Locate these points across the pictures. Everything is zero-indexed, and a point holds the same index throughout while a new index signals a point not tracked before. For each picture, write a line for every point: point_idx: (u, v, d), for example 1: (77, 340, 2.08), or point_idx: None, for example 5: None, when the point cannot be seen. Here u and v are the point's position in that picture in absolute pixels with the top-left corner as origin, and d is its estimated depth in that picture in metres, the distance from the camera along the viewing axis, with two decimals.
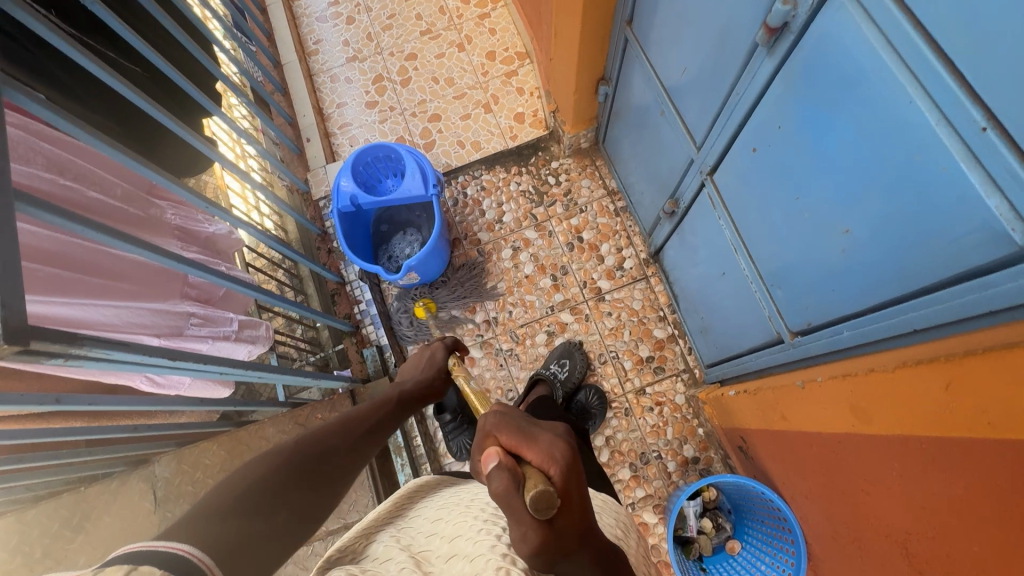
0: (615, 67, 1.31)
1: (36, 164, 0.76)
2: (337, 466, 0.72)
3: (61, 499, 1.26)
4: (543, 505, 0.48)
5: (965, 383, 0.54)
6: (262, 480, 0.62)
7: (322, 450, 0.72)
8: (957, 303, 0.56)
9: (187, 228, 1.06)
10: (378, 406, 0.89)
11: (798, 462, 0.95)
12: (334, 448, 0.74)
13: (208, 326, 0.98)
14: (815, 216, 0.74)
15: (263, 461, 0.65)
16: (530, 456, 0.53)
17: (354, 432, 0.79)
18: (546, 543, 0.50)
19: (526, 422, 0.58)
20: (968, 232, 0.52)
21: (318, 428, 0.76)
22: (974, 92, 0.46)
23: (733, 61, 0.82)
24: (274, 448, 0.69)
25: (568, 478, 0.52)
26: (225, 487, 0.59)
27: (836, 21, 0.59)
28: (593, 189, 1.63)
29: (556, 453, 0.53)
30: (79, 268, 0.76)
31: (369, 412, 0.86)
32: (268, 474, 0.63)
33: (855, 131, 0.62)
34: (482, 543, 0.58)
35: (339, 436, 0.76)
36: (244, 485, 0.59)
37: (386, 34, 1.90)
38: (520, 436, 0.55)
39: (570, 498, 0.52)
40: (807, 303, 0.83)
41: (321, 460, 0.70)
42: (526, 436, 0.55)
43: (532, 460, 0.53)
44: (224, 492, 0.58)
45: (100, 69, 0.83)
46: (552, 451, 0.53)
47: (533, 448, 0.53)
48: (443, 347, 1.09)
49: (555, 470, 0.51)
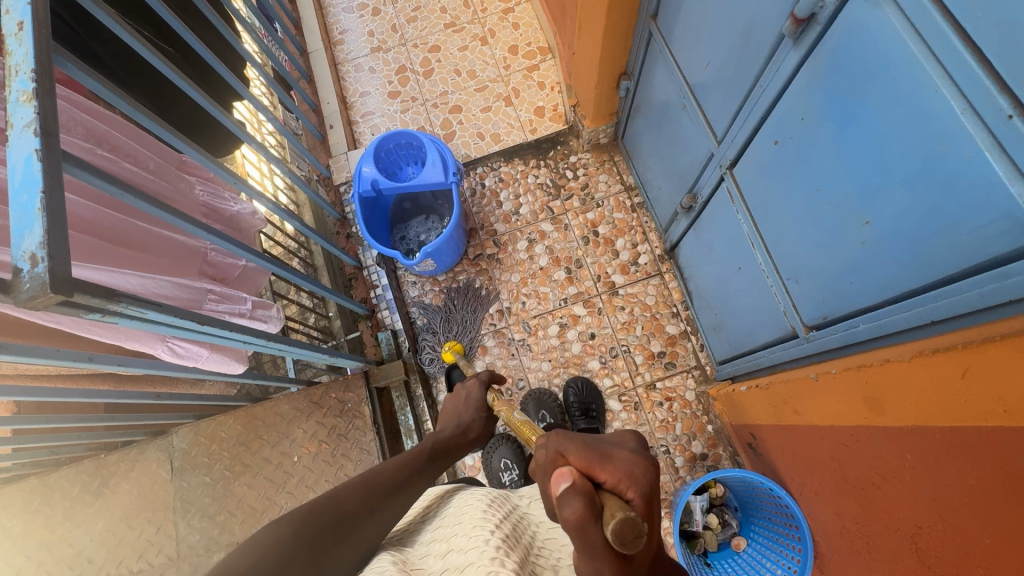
0: (638, 62, 1.32)
1: (76, 134, 0.79)
2: (357, 531, 0.68)
3: (82, 465, 1.29)
4: (630, 536, 0.43)
5: (981, 371, 0.54)
6: (270, 551, 0.60)
7: (337, 516, 0.68)
8: (976, 293, 0.56)
9: (214, 205, 1.08)
10: (410, 458, 0.88)
11: (808, 457, 0.95)
12: (353, 512, 0.70)
13: (225, 302, 0.94)
14: (836, 208, 0.74)
15: (275, 530, 0.64)
16: (607, 478, 0.49)
17: (379, 491, 0.76)
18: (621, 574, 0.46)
19: (594, 441, 0.54)
20: (990, 221, 0.52)
21: (336, 491, 0.73)
22: (1002, 81, 0.47)
23: (758, 54, 0.82)
24: (286, 516, 0.68)
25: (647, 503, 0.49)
26: (230, 559, 0.59)
27: (864, 12, 0.59)
28: (611, 184, 1.64)
29: (634, 475, 0.50)
30: (113, 234, 0.78)
31: (392, 471, 0.82)
32: (276, 543, 0.62)
33: (880, 122, 0.62)
34: (472, 550, 0.59)
35: (358, 498, 0.73)
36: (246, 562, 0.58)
37: (411, 26, 1.92)
38: (596, 456, 0.51)
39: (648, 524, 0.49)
40: (824, 297, 0.83)
41: (337, 527, 0.67)
42: (602, 456, 0.51)
43: (608, 482, 0.49)
44: (228, 566, 0.57)
45: (141, 47, 0.86)
46: (631, 474, 0.50)
47: (610, 470, 0.50)
48: (480, 386, 1.16)
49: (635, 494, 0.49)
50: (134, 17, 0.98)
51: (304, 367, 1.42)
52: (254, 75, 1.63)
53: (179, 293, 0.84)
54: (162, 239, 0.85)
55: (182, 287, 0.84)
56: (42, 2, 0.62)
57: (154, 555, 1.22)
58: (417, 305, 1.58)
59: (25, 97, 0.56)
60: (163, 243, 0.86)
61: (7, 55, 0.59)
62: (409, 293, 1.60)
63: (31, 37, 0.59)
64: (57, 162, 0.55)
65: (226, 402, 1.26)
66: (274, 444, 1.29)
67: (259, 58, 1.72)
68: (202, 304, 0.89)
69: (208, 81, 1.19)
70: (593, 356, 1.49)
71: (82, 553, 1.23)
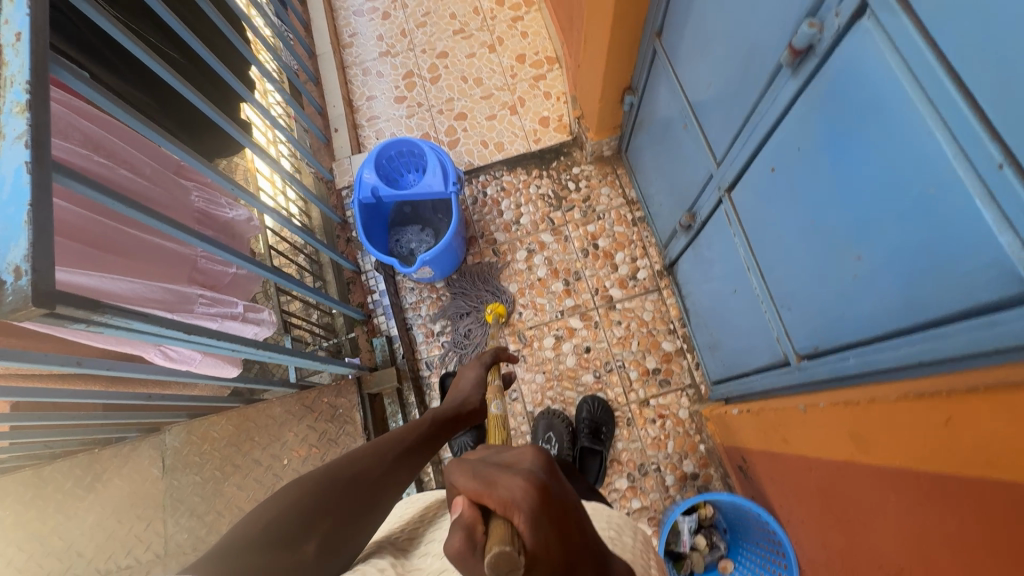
0: (642, 77, 1.31)
1: (72, 139, 0.82)
2: (370, 491, 0.73)
3: (76, 459, 1.31)
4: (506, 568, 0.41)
5: (964, 422, 0.53)
6: (294, 505, 0.65)
7: (352, 475, 0.73)
8: (963, 339, 0.55)
9: (209, 211, 1.11)
10: (413, 426, 0.89)
11: (795, 485, 0.94)
12: (367, 471, 0.75)
13: (217, 307, 0.95)
14: (829, 240, 0.73)
15: (298, 486, 0.69)
16: (493, 505, 0.46)
17: (384, 462, 0.78)
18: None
19: (489, 467, 0.52)
20: (979, 268, 0.51)
21: (351, 453, 0.77)
22: (994, 129, 0.46)
23: (759, 79, 0.81)
24: (306, 472, 0.72)
25: (536, 528, 0.45)
26: (257, 514, 0.63)
27: (860, 47, 0.59)
28: (613, 198, 1.63)
29: (519, 498, 0.46)
30: (105, 242, 0.79)
31: (401, 437, 0.84)
32: (299, 498, 0.66)
33: (872, 158, 0.62)
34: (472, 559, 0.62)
35: (371, 459, 0.77)
36: (271, 516, 0.63)
37: (420, 31, 1.93)
38: (480, 482, 0.48)
39: (546, 548, 0.45)
40: (815, 327, 0.82)
41: (353, 485, 0.71)
42: (488, 482, 0.48)
43: (495, 510, 0.46)
44: (256, 521, 0.62)
45: (147, 57, 0.88)
46: (517, 497, 0.46)
47: (494, 497, 0.46)
48: (478, 365, 1.14)
49: (520, 519, 0.45)
50: (142, 21, 1.00)
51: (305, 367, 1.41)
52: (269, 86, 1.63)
53: (168, 296, 0.85)
54: (154, 247, 0.86)
55: (171, 291, 0.85)
56: (43, 15, 0.63)
57: (142, 552, 1.24)
58: (414, 311, 1.59)
59: (18, 108, 0.57)
60: (155, 251, 0.87)
61: (3, 65, 0.59)
62: (405, 299, 1.59)
63: (28, 49, 0.60)
64: (47, 175, 0.56)
65: (219, 403, 1.27)
66: (265, 446, 1.30)
67: (275, 74, 1.71)
68: (195, 307, 0.90)
69: (213, 86, 1.21)
70: (587, 370, 1.48)
71: (72, 546, 1.25)
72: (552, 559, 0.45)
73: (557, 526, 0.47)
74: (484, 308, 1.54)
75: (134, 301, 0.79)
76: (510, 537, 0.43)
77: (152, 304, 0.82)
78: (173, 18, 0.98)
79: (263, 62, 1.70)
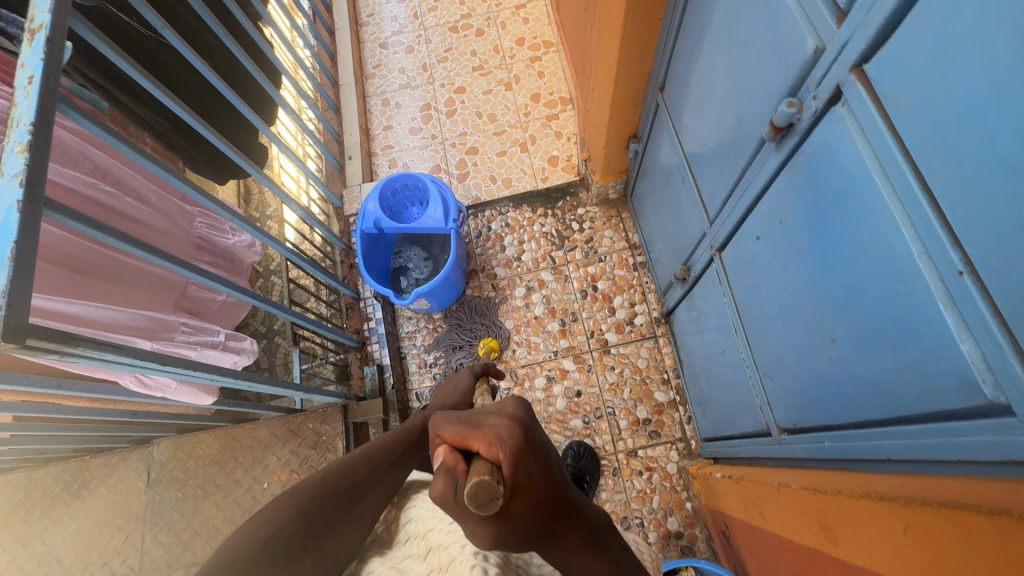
0: (646, 127, 1.32)
1: (82, 168, 0.94)
2: (365, 503, 0.71)
3: (67, 465, 1.37)
4: (485, 500, 0.40)
5: (923, 533, 0.51)
6: (291, 521, 0.63)
7: (349, 486, 0.71)
8: (927, 442, 0.53)
9: (211, 237, 1.26)
10: (403, 433, 0.83)
11: (770, 562, 0.91)
12: (363, 482, 0.72)
13: (198, 335, 1.14)
14: (807, 317, 0.72)
15: (294, 496, 0.67)
16: (477, 446, 0.44)
17: (378, 470, 0.75)
18: (507, 521, 0.44)
19: (471, 413, 0.49)
20: (940, 372, 0.49)
21: (346, 460, 0.75)
22: (954, 235, 0.45)
23: (746, 148, 0.81)
24: (303, 479, 0.70)
25: (519, 463, 0.43)
26: (254, 527, 0.62)
27: (835, 134, 0.58)
28: (615, 240, 1.62)
29: (503, 435, 0.44)
30: (85, 264, 0.95)
31: (392, 443, 0.80)
32: (295, 511, 0.64)
33: (846, 243, 0.60)
34: (454, 546, 0.60)
35: (368, 468, 0.74)
36: (269, 533, 0.61)
37: (441, 66, 1.98)
38: (465, 426, 0.46)
39: (527, 480, 0.44)
40: (795, 403, 0.80)
41: (348, 495, 0.70)
42: (472, 424, 0.46)
43: (479, 450, 0.44)
44: (253, 537, 0.61)
45: (157, 89, 0.94)
46: (501, 435, 0.44)
47: (479, 437, 0.44)
48: (470, 373, 1.08)
49: (504, 456, 0.43)
50: (163, 52, 1.08)
51: (314, 377, 1.48)
52: (307, 141, 1.87)
53: (150, 324, 1.03)
54: (132, 268, 1.03)
55: (152, 320, 1.03)
56: (57, 59, 0.67)
57: (118, 564, 1.29)
58: (409, 340, 1.61)
59: (19, 147, 0.60)
60: (130, 273, 1.03)
61: (13, 105, 0.63)
62: (402, 329, 1.63)
63: (38, 91, 0.63)
64: (37, 212, 0.60)
65: (206, 422, 1.31)
66: (247, 467, 1.35)
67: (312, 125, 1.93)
68: (175, 334, 1.08)
69: (232, 118, 1.29)
70: (576, 415, 1.46)
71: (52, 551, 1.31)
72: (533, 491, 0.45)
73: (539, 460, 0.46)
74: (477, 342, 1.55)
75: (114, 326, 0.96)
76: (490, 469, 0.41)
77: (132, 329, 0.99)
78: (200, 64, 1.06)
79: (305, 117, 1.94)
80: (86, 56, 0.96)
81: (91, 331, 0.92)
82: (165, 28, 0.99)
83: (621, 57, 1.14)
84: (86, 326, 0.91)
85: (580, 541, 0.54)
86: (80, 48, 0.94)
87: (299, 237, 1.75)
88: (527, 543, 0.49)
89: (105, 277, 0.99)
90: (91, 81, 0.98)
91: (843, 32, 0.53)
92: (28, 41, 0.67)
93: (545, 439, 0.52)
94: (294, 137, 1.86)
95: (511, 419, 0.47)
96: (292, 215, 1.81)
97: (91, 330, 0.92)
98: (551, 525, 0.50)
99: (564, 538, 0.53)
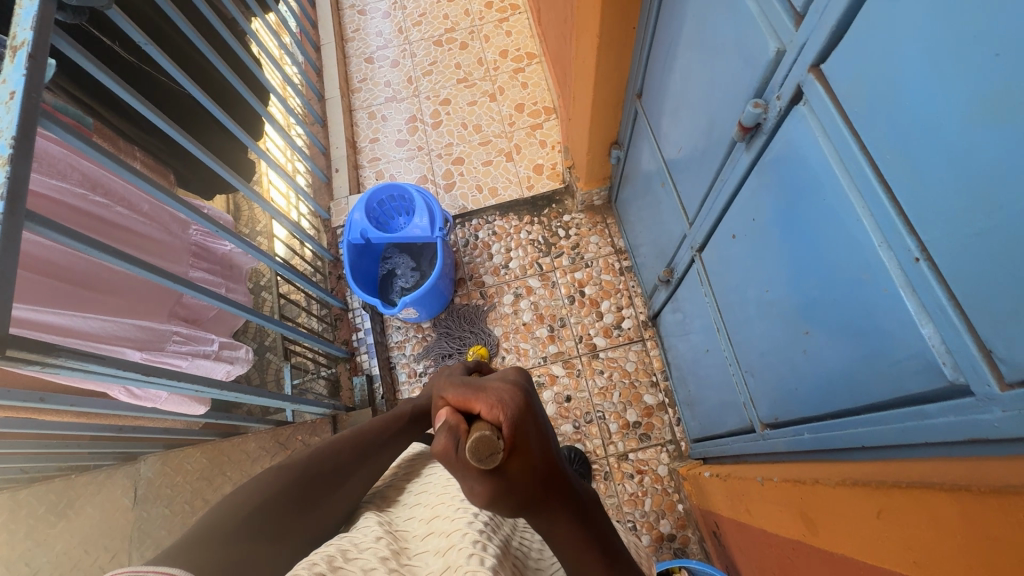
0: (626, 133, 1.34)
1: (71, 179, 0.94)
2: (350, 483, 0.72)
3: (52, 484, 1.36)
4: (486, 454, 0.42)
5: (894, 515, 0.52)
6: (274, 496, 0.64)
7: (333, 467, 0.71)
8: (896, 428, 0.55)
9: (205, 245, 1.28)
10: (391, 420, 0.84)
11: (757, 558, 0.91)
12: (348, 463, 0.73)
13: (191, 344, 1.15)
14: (782, 311, 0.74)
15: (280, 473, 0.68)
16: (480, 408, 0.48)
17: (364, 453, 0.76)
18: (504, 486, 0.45)
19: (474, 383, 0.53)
20: (905, 357, 0.51)
21: (332, 442, 0.75)
22: (910, 223, 0.47)
23: (719, 150, 0.83)
24: (290, 458, 0.71)
25: (518, 423, 0.46)
26: (239, 499, 0.63)
27: (798, 132, 0.60)
28: (601, 246, 1.64)
29: (505, 399, 0.48)
30: (73, 277, 0.95)
31: (380, 428, 0.82)
32: (278, 488, 0.66)
33: (814, 236, 0.62)
34: (455, 534, 0.60)
35: (354, 451, 0.75)
36: (253, 505, 0.62)
37: (426, 79, 2.01)
38: (468, 390, 0.49)
39: (525, 444, 0.46)
40: (775, 398, 0.82)
41: (332, 473, 0.71)
42: (474, 389, 0.50)
43: (481, 412, 0.47)
44: (236, 509, 0.61)
45: (140, 103, 0.94)
46: (501, 398, 0.48)
47: (482, 400, 0.48)
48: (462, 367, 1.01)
49: (504, 416, 0.46)
50: (147, 68, 1.08)
51: (304, 393, 1.51)
52: (295, 156, 1.89)
53: (141, 334, 1.04)
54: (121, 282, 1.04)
55: (143, 330, 1.04)
56: (38, 74, 0.68)
57: None
58: (399, 350, 1.62)
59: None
60: (118, 286, 1.04)
61: None
62: (392, 338, 1.63)
63: (19, 106, 0.64)
64: (18, 224, 0.60)
65: (194, 436, 1.32)
66: (236, 481, 1.33)
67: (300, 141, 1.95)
68: (167, 344, 1.09)
69: (218, 132, 1.30)
70: (567, 420, 1.47)
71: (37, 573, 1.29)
72: (530, 455, 0.46)
73: (536, 426, 0.49)
74: (467, 349, 1.56)
75: (103, 338, 0.97)
76: (491, 427, 0.44)
77: (122, 340, 1.01)
78: (184, 78, 1.07)
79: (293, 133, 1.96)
80: (70, 75, 0.97)
81: (82, 342, 0.94)
82: (149, 44, 1.00)
83: (599, 66, 1.17)
84: (73, 337, 0.92)
85: (568, 518, 0.54)
86: (63, 66, 0.95)
87: (289, 252, 1.76)
88: (522, 514, 0.49)
89: (94, 286, 0.99)
90: (76, 98, 0.99)
91: (800, 34, 0.56)
92: (11, 57, 0.68)
93: (543, 415, 0.54)
94: (282, 152, 1.88)
95: (512, 387, 0.51)
96: (282, 231, 1.82)
97: (80, 342, 0.94)
98: (548, 496, 0.51)
99: (555, 513, 0.52)
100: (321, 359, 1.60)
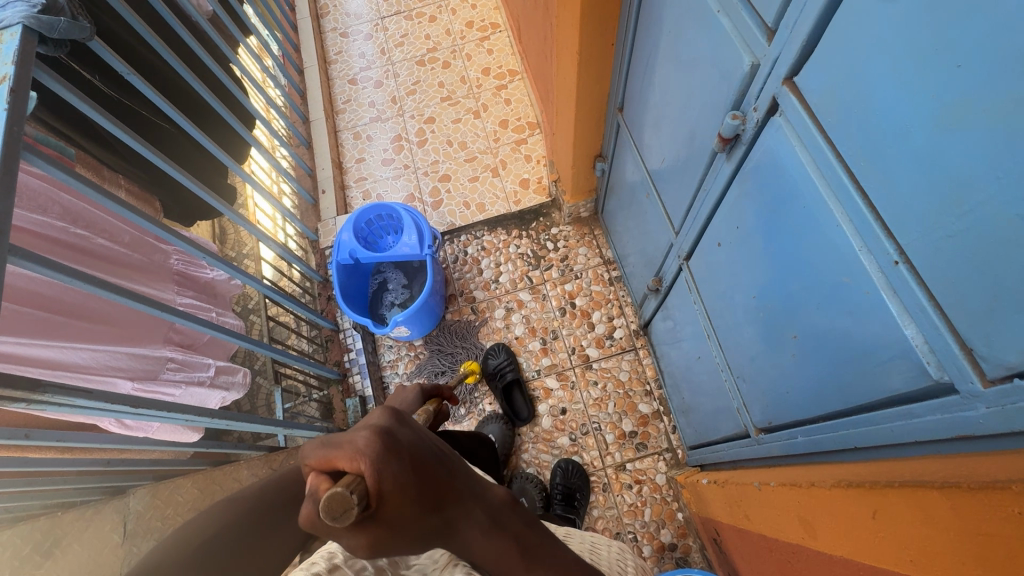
0: (610, 145, 1.36)
1: (50, 213, 0.94)
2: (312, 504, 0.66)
3: (38, 523, 1.32)
4: (341, 512, 0.35)
5: (889, 515, 0.53)
6: (219, 532, 0.59)
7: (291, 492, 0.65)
8: (887, 427, 0.56)
9: (188, 273, 1.28)
10: None
11: (757, 563, 0.92)
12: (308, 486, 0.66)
13: (184, 370, 1.15)
14: (770, 317, 0.75)
15: (227, 505, 0.62)
16: (341, 464, 0.38)
17: None
18: (387, 529, 0.39)
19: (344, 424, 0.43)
20: (891, 358, 0.52)
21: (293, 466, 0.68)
22: (887, 228, 0.48)
23: (701, 160, 0.85)
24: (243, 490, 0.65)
25: (386, 467, 0.38)
26: (191, 532, 0.58)
27: (776, 141, 0.62)
28: (590, 257, 1.66)
29: (366, 446, 0.39)
30: (66, 308, 0.94)
31: None
32: (236, 514, 0.61)
33: (797, 242, 0.63)
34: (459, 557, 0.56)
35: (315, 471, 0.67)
36: (209, 532, 0.58)
37: (410, 98, 2.03)
38: (327, 444, 0.40)
39: (401, 486, 0.39)
40: (768, 403, 0.83)
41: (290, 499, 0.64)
42: (335, 440, 0.40)
43: (344, 466, 0.38)
44: (195, 534, 0.58)
45: (123, 132, 0.94)
46: (364, 445, 0.39)
47: (341, 452, 0.38)
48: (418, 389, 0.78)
49: (367, 466, 0.38)
50: (128, 98, 1.08)
51: (297, 415, 1.47)
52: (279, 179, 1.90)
53: (134, 363, 1.04)
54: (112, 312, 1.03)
55: (136, 358, 1.04)
56: (21, 108, 0.68)
57: None
58: (391, 369, 1.61)
59: None
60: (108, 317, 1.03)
61: None
62: (383, 357, 1.62)
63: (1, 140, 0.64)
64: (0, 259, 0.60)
65: (183, 466, 1.29)
66: None
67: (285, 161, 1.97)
68: (160, 373, 1.09)
69: (201, 157, 1.30)
70: (562, 433, 1.47)
71: None
72: (410, 493, 0.39)
73: (416, 460, 0.40)
74: (460, 365, 1.56)
75: (93, 368, 0.97)
76: (350, 481, 0.37)
77: (114, 370, 1.00)
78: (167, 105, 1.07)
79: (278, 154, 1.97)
80: (49, 105, 0.96)
81: (71, 375, 0.94)
82: (131, 74, 1.00)
83: (580, 82, 1.19)
84: (62, 369, 0.92)
85: (479, 525, 0.47)
86: (43, 98, 0.95)
87: (276, 274, 1.76)
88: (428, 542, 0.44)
89: (87, 317, 0.98)
90: (54, 130, 0.98)
91: (772, 48, 0.57)
92: None
93: (426, 431, 0.46)
94: (267, 174, 1.89)
95: (383, 422, 0.41)
96: (268, 253, 1.82)
97: (70, 374, 0.93)
98: (453, 519, 0.45)
99: (461, 523, 0.46)
100: (312, 382, 1.59)
